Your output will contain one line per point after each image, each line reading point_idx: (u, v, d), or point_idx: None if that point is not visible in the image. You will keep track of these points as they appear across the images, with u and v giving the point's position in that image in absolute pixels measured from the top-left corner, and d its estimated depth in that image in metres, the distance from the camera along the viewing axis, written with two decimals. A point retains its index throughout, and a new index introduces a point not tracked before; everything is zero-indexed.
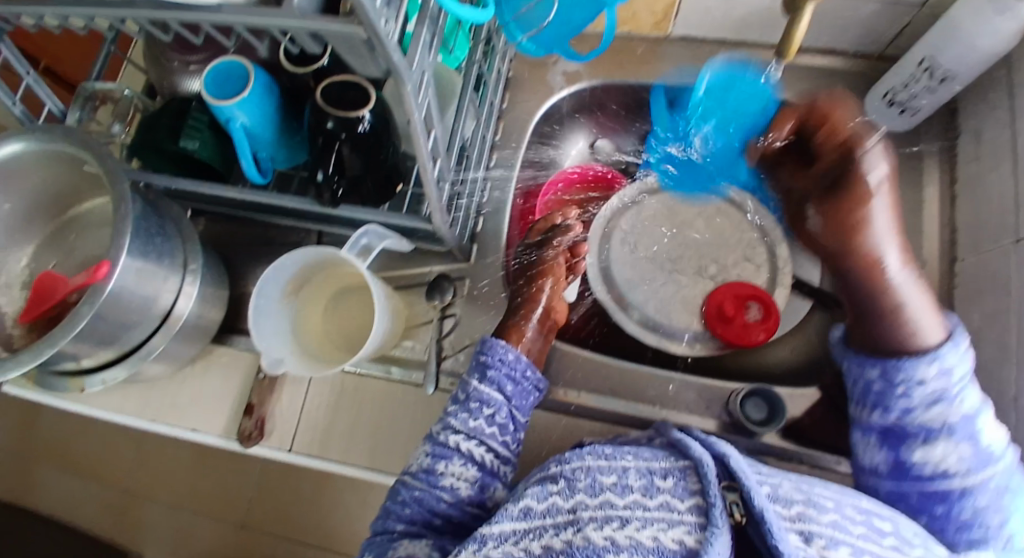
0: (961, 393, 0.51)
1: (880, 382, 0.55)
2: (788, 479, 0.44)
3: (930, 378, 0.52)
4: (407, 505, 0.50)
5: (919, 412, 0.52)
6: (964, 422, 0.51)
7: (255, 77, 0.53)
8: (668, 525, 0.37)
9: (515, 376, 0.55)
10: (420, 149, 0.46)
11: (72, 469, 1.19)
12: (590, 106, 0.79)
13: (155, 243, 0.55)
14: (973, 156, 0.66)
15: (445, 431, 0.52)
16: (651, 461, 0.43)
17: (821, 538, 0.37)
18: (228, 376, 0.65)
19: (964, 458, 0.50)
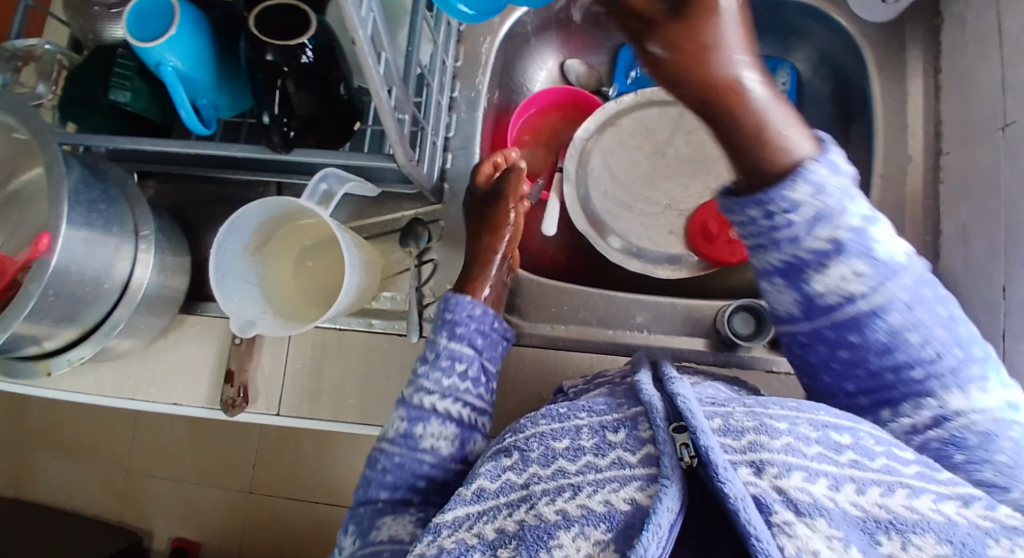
0: (840, 208, 0.39)
1: (764, 219, 0.41)
2: (744, 402, 0.37)
3: (802, 200, 0.39)
4: (388, 472, 0.48)
5: (810, 244, 0.40)
6: (858, 236, 0.40)
7: (181, 12, 0.47)
8: (620, 485, 0.33)
9: (484, 329, 0.54)
10: (371, 76, 0.41)
11: (68, 455, 1.20)
12: (557, 21, 0.72)
13: (99, 210, 0.51)
14: (960, 42, 0.59)
15: (418, 393, 0.50)
16: (605, 413, 0.38)
17: (773, 467, 0.31)
18: (203, 343, 0.64)
19: (865, 277, 0.40)
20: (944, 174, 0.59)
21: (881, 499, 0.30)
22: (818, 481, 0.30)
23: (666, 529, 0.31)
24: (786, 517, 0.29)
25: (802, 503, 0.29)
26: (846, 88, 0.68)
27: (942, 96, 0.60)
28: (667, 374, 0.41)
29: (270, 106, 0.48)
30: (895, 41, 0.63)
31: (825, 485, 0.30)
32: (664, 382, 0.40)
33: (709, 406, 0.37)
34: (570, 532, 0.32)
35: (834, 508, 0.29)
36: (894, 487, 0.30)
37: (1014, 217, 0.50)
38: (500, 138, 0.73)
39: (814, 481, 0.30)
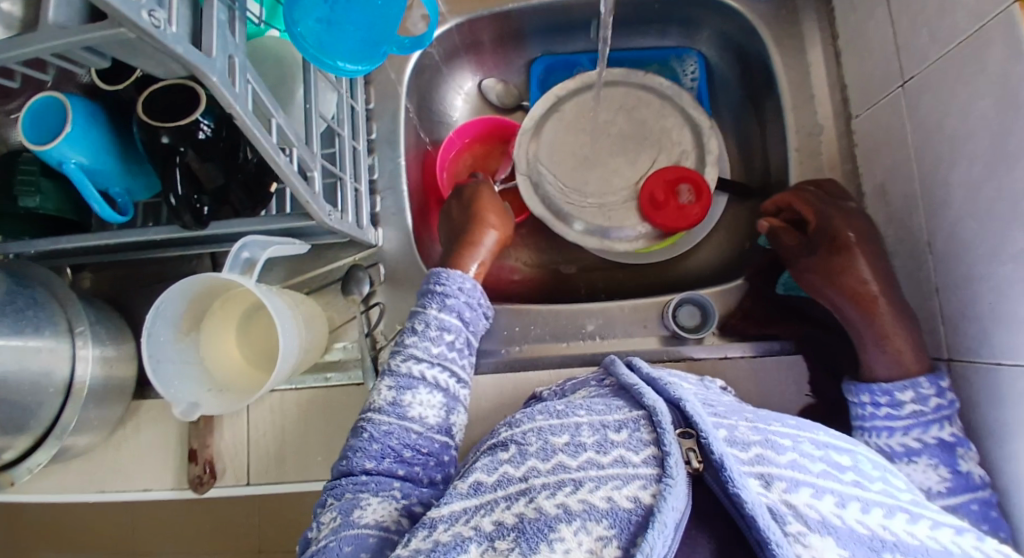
0: (940, 420, 0.46)
1: (886, 409, 0.49)
2: (746, 416, 0.39)
3: (908, 401, 0.48)
4: (375, 440, 0.47)
5: (903, 440, 0.47)
6: (946, 445, 0.46)
7: (73, 108, 0.46)
8: (622, 483, 0.34)
9: (471, 303, 0.57)
10: (262, 145, 0.41)
11: (80, 551, 1.06)
12: (465, 47, 0.72)
13: (27, 316, 0.51)
14: (850, 5, 0.60)
15: (407, 361, 0.51)
16: (606, 413, 0.39)
17: (781, 481, 0.32)
18: (164, 425, 0.64)
19: (942, 484, 0.45)
20: (857, 138, 0.60)
21: (883, 521, 0.31)
22: (824, 498, 0.32)
23: (671, 528, 0.31)
24: (799, 527, 0.31)
25: (811, 519, 0.31)
26: (751, 69, 0.69)
27: (842, 62, 0.62)
28: (648, 374, 0.43)
29: (173, 186, 0.47)
30: (787, 16, 0.65)
31: (831, 502, 0.32)
32: (660, 387, 0.41)
33: (713, 416, 0.38)
34: (571, 526, 0.32)
35: (841, 526, 0.30)
36: (895, 511, 0.32)
37: (925, 171, 0.51)
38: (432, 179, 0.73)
39: (820, 498, 0.32)
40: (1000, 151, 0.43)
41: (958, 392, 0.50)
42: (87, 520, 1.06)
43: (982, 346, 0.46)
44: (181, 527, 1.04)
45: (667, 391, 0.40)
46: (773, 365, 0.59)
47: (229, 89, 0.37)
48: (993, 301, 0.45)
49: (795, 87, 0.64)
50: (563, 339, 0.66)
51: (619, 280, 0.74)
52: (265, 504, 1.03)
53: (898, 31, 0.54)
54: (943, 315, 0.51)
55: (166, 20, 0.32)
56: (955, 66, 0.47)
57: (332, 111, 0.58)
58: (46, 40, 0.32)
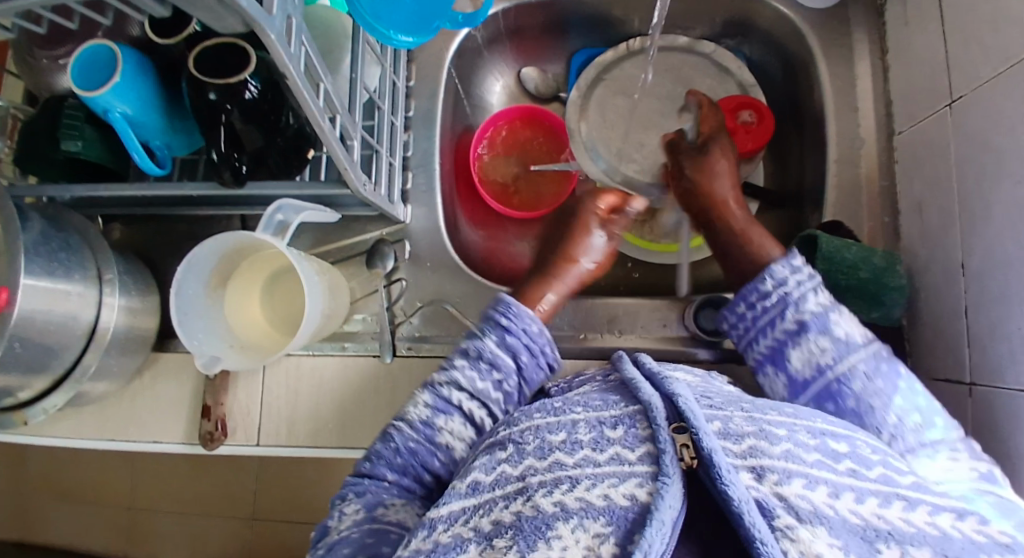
0: (804, 295, 0.50)
1: (758, 304, 0.52)
2: (742, 407, 0.39)
3: (770, 288, 0.51)
4: (399, 454, 0.47)
5: (782, 325, 0.50)
6: (820, 317, 0.49)
7: (122, 58, 0.47)
8: (619, 480, 0.34)
9: (532, 347, 0.52)
10: (308, 108, 0.41)
11: (80, 500, 1.07)
12: (509, 32, 0.72)
13: (60, 259, 0.51)
14: (903, 20, 0.60)
15: (449, 386, 0.50)
16: (602, 409, 0.40)
17: (774, 473, 0.33)
18: (180, 380, 0.64)
19: (830, 351, 0.48)
20: (898, 153, 0.60)
21: (878, 510, 0.32)
22: (817, 488, 0.32)
23: (669, 526, 0.31)
24: (789, 521, 0.31)
25: (803, 511, 0.31)
26: (794, 77, 0.69)
27: (890, 76, 0.61)
28: (649, 368, 0.43)
29: (217, 143, 0.47)
30: (836, 25, 0.64)
31: (824, 493, 0.32)
32: (657, 381, 0.41)
33: (707, 408, 0.38)
34: (569, 524, 0.32)
35: (834, 515, 0.31)
36: (891, 499, 0.33)
37: (966, 192, 0.51)
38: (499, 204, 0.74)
39: (813, 488, 0.32)
40: None
41: (981, 415, 0.49)
42: (87, 472, 1.07)
43: (1010, 371, 0.46)
44: (181, 486, 1.05)
45: (663, 386, 0.40)
46: None
47: (285, 49, 0.37)
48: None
49: (838, 98, 0.64)
50: (582, 330, 0.65)
51: (641, 278, 0.74)
52: (266, 472, 1.04)
53: (952, 50, 0.53)
54: (970, 337, 0.50)
55: None
56: (1010, 87, 0.47)
57: (375, 85, 0.59)
58: None
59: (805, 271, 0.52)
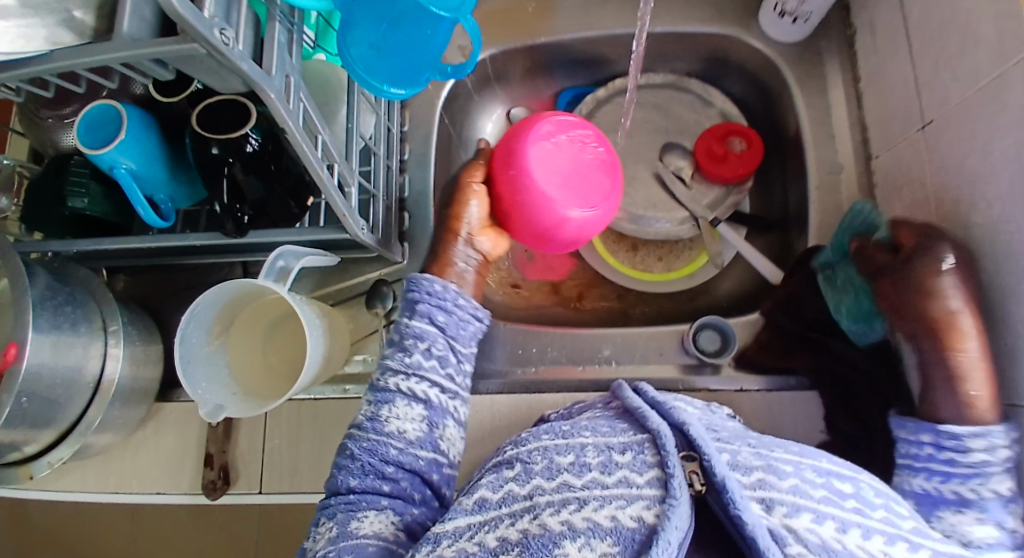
0: (999, 472, 0.43)
1: (947, 454, 0.44)
2: (749, 443, 0.40)
3: (975, 447, 0.43)
4: (357, 457, 0.47)
5: (956, 487, 0.43)
6: (999, 500, 0.43)
7: (128, 118, 0.49)
8: (627, 503, 0.35)
9: (446, 306, 0.52)
10: (308, 160, 0.43)
11: None
12: (496, 75, 0.75)
13: (67, 313, 0.52)
14: (872, 50, 0.63)
15: (385, 375, 0.49)
16: (611, 435, 0.40)
17: (782, 506, 0.33)
18: (183, 428, 0.65)
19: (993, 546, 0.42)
20: (876, 177, 0.62)
21: (886, 547, 0.33)
22: (825, 523, 0.33)
23: (675, 546, 0.32)
24: (799, 549, 0.32)
25: (812, 543, 0.32)
26: (774, 108, 0.71)
27: (863, 104, 0.64)
28: (653, 398, 0.43)
29: (220, 194, 0.49)
30: (808, 58, 0.67)
31: (832, 527, 0.33)
32: (662, 410, 0.41)
33: (716, 441, 0.39)
34: (576, 543, 0.33)
35: (842, 549, 0.32)
36: (895, 539, 0.34)
37: (943, 211, 0.53)
38: (576, 169, 0.57)
39: (821, 523, 0.33)
40: None
41: None
42: (90, 530, 1.06)
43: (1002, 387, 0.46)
44: (184, 538, 1.04)
45: (671, 415, 0.40)
46: (787, 396, 0.60)
47: (284, 105, 0.39)
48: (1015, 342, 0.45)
49: (816, 125, 0.66)
50: (581, 362, 0.66)
51: (636, 308, 0.74)
52: (270, 521, 1.02)
53: (920, 76, 0.56)
54: None
55: (233, 38, 0.35)
56: (976, 111, 0.49)
57: (370, 133, 0.61)
58: (117, 51, 0.34)
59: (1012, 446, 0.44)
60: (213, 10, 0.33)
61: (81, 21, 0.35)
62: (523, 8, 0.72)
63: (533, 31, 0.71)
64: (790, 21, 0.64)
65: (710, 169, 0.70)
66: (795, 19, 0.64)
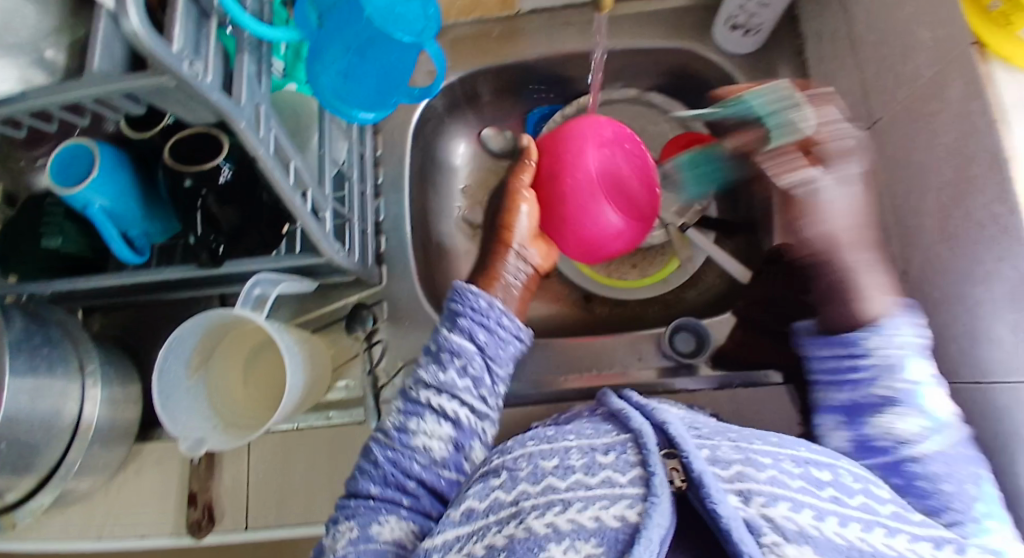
0: (904, 362, 0.46)
1: (852, 361, 0.47)
2: (728, 436, 0.41)
3: (875, 344, 0.46)
4: (379, 465, 0.48)
5: (872, 389, 0.46)
6: (908, 389, 0.45)
7: (101, 154, 0.49)
8: (610, 502, 0.35)
9: (487, 325, 0.53)
10: (280, 187, 0.44)
11: None
12: (466, 98, 0.77)
13: (43, 354, 0.52)
14: (820, 57, 0.66)
15: (417, 387, 0.51)
16: (595, 438, 0.41)
17: (760, 496, 0.34)
18: (166, 467, 0.64)
19: (913, 430, 0.44)
20: None
21: (861, 534, 0.34)
22: (802, 511, 0.34)
23: (657, 542, 0.32)
24: (774, 538, 0.32)
25: (789, 531, 0.33)
26: None
27: None
28: (637, 400, 0.44)
29: (194, 226, 0.50)
30: (762, 66, 0.70)
31: (810, 515, 0.34)
32: (645, 410, 0.42)
33: (696, 437, 0.40)
34: (562, 545, 0.33)
35: (819, 536, 0.33)
36: (873, 526, 0.35)
37: (897, 203, 0.55)
38: (622, 176, 0.66)
39: (798, 511, 0.34)
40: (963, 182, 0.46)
41: None
42: None
43: (968, 368, 0.48)
44: None
45: (653, 415, 0.41)
46: (765, 391, 0.61)
47: (255, 134, 0.40)
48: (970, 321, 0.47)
49: None
50: (564, 372, 0.67)
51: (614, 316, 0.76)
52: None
53: (865, 79, 0.59)
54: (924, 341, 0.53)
55: (202, 70, 0.36)
56: (918, 109, 0.52)
57: (342, 159, 0.62)
58: (90, 86, 0.35)
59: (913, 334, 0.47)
60: (184, 43, 0.35)
61: (53, 61, 0.35)
62: (488, 34, 0.74)
63: (499, 56, 0.74)
64: (742, 35, 0.67)
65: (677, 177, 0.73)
66: (747, 32, 0.67)
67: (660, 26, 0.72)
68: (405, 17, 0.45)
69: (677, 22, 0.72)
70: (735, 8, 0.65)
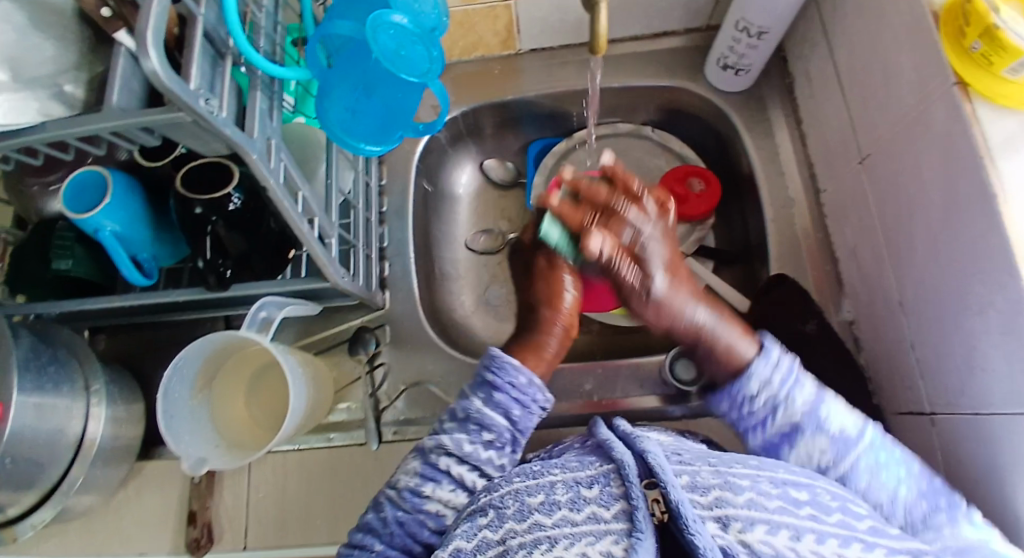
0: (791, 392, 0.48)
1: (746, 407, 0.49)
2: (709, 461, 0.42)
3: (757, 390, 0.48)
4: (389, 524, 0.48)
5: (775, 425, 0.48)
6: (811, 414, 0.47)
7: (113, 183, 0.51)
8: (596, 538, 0.36)
9: (523, 400, 0.51)
10: (287, 214, 0.45)
11: None
12: (468, 130, 0.79)
13: (50, 373, 0.53)
14: (809, 94, 0.68)
15: (437, 450, 0.50)
16: (579, 469, 0.42)
17: (738, 522, 0.36)
18: (165, 487, 0.65)
19: (828, 452, 0.47)
20: (827, 208, 0.67)
21: (839, 550, 0.35)
22: (779, 533, 0.35)
23: None
24: None
25: (765, 554, 0.34)
26: (728, 150, 0.77)
27: (807, 142, 0.69)
28: (624, 430, 0.45)
29: (202, 251, 0.51)
30: (754, 102, 0.73)
31: (787, 537, 0.35)
32: (630, 439, 0.43)
33: (676, 463, 0.41)
34: None
35: (796, 556, 0.34)
36: (850, 541, 0.36)
37: (888, 234, 0.56)
38: None
39: (775, 533, 0.35)
40: (947, 213, 0.48)
41: (945, 442, 0.51)
42: None
43: (960, 393, 0.49)
44: None
45: (636, 443, 0.42)
46: None
47: (265, 165, 0.42)
48: (959, 346, 0.48)
49: (767, 164, 0.71)
50: (564, 398, 0.68)
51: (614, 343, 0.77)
52: None
53: (853, 116, 0.61)
54: (920, 367, 0.54)
55: (217, 106, 0.38)
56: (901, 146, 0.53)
57: (349, 187, 0.64)
58: (107, 121, 0.36)
59: (782, 363, 0.49)
60: (199, 82, 0.36)
61: (71, 95, 0.38)
62: (489, 69, 0.77)
63: (501, 89, 0.76)
64: (733, 74, 0.70)
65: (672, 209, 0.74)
66: (738, 71, 0.70)
67: (655, 63, 0.75)
68: (410, 60, 0.47)
69: (671, 60, 0.75)
70: (725, 49, 0.68)
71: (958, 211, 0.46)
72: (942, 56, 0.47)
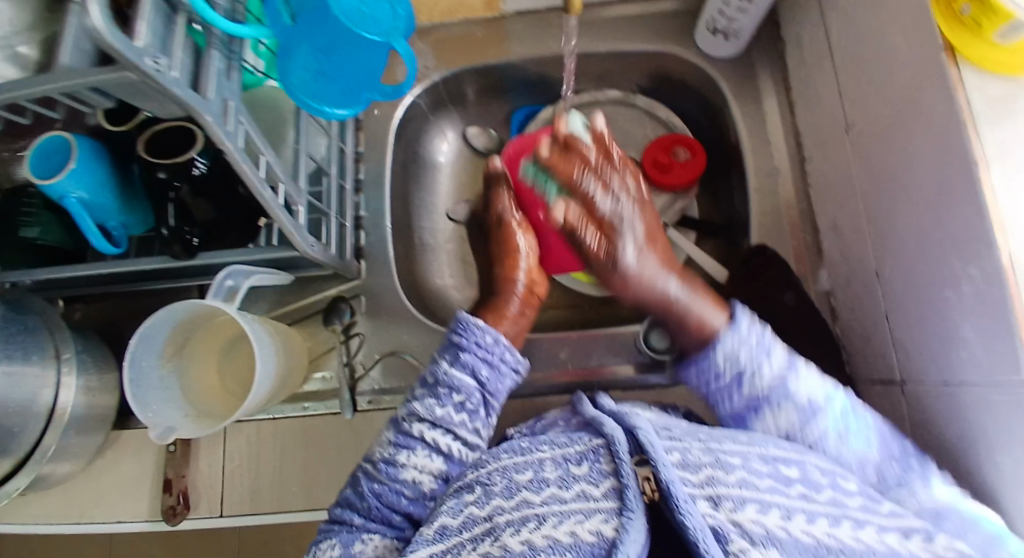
0: (758, 361, 0.48)
1: (714, 380, 0.50)
2: (698, 437, 0.41)
3: (722, 361, 0.49)
4: (365, 498, 0.47)
5: (743, 394, 0.48)
6: (778, 385, 0.47)
7: (78, 145, 0.50)
8: (585, 516, 0.35)
9: (491, 360, 0.51)
10: (250, 179, 0.44)
11: None
12: (450, 97, 0.77)
13: (16, 340, 0.53)
14: (799, 62, 0.66)
15: (409, 419, 0.49)
16: (567, 446, 0.41)
17: (729, 501, 0.35)
18: (143, 454, 0.65)
19: (795, 419, 0.47)
20: (812, 179, 0.65)
21: (829, 529, 0.35)
22: (770, 512, 0.35)
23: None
24: (741, 544, 0.33)
25: (756, 534, 0.34)
26: (715, 120, 0.75)
27: (795, 111, 0.67)
28: (610, 407, 0.44)
29: (167, 217, 0.50)
30: (742, 70, 0.71)
31: (777, 516, 0.35)
32: (620, 415, 0.42)
33: (667, 440, 0.40)
34: None
35: (786, 537, 0.34)
36: (841, 520, 0.36)
37: (870, 205, 0.55)
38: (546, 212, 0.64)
39: (766, 513, 0.35)
40: (927, 185, 0.47)
41: (915, 413, 0.51)
42: None
43: (932, 368, 0.48)
44: None
45: (625, 419, 0.41)
46: None
47: (221, 127, 0.40)
48: (930, 323, 0.48)
49: (753, 134, 0.70)
50: (540, 368, 0.68)
51: (595, 314, 0.77)
52: None
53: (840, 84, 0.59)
54: (893, 341, 0.53)
55: (167, 66, 0.36)
56: (883, 115, 0.52)
57: (321, 154, 0.63)
58: (56, 82, 0.35)
59: (751, 334, 0.49)
60: (148, 39, 0.35)
61: (25, 56, 0.36)
62: (472, 33, 0.75)
63: (483, 55, 0.74)
64: (722, 38, 0.68)
65: (656, 178, 0.73)
66: (727, 36, 0.68)
67: (643, 29, 0.73)
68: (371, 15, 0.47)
69: (658, 26, 0.73)
70: (716, 10, 0.66)
71: (936, 182, 0.45)
72: (929, 18, 0.45)
